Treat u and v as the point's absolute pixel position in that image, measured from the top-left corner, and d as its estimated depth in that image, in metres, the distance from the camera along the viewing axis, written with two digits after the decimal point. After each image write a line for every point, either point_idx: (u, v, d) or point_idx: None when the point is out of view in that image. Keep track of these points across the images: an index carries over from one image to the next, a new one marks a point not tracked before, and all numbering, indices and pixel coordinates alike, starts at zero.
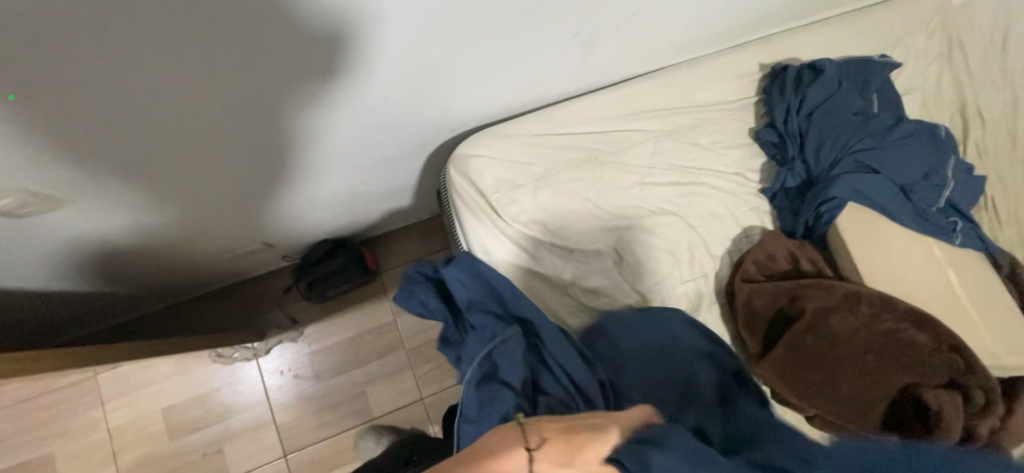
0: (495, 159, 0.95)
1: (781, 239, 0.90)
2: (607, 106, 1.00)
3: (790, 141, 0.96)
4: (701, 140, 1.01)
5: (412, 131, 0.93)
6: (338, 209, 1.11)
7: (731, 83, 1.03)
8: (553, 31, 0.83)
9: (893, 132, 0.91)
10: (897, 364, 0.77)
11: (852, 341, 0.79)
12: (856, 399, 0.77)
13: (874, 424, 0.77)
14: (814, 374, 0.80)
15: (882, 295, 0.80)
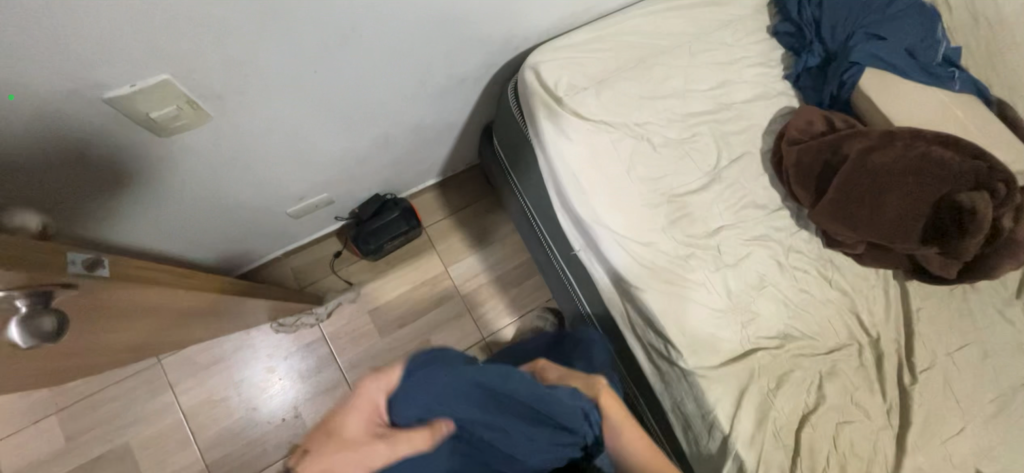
0: (559, 67, 1.03)
1: (814, 109, 1.06)
2: (646, 16, 1.11)
3: (806, 28, 1.11)
4: (729, 39, 1.15)
5: (478, 60, 1.05)
6: (397, 137, 1.16)
7: None
8: None
9: (892, 6, 1.07)
10: (932, 181, 0.92)
11: (893, 171, 0.94)
12: (899, 220, 0.94)
13: (915, 236, 0.94)
14: (862, 208, 0.96)
15: (911, 130, 0.95)
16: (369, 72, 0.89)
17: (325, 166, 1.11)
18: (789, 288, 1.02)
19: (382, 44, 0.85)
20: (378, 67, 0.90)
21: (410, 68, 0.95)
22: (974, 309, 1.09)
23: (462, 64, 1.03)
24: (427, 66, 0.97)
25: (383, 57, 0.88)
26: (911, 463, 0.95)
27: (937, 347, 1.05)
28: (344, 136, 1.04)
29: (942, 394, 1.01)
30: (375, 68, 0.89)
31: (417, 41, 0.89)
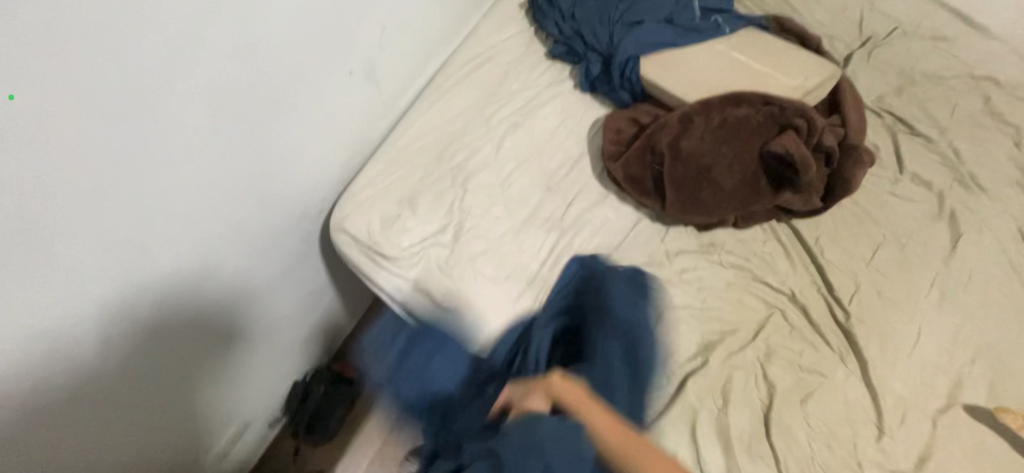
0: (363, 210, 0.99)
1: (617, 115, 1.03)
2: (427, 110, 1.08)
3: (573, 41, 1.10)
4: (515, 84, 1.12)
5: (283, 225, 0.95)
6: (281, 264, 0.99)
7: (507, 34, 1.17)
8: (327, 68, 0.89)
9: None
10: (746, 140, 0.90)
11: (707, 148, 0.91)
12: (742, 187, 0.91)
13: (766, 194, 0.91)
14: (705, 192, 0.91)
15: (701, 102, 0.93)
16: (217, 125, 0.75)
17: (202, 303, 0.86)
18: (688, 294, 0.96)
19: (233, 83, 0.75)
20: (227, 117, 0.76)
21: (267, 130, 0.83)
22: (868, 208, 1.06)
23: (325, 151, 0.97)
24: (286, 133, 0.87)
25: (232, 107, 0.76)
26: (891, 399, 0.89)
27: (854, 266, 1.00)
28: (226, 244, 0.85)
29: (883, 310, 0.96)
30: (223, 120, 0.76)
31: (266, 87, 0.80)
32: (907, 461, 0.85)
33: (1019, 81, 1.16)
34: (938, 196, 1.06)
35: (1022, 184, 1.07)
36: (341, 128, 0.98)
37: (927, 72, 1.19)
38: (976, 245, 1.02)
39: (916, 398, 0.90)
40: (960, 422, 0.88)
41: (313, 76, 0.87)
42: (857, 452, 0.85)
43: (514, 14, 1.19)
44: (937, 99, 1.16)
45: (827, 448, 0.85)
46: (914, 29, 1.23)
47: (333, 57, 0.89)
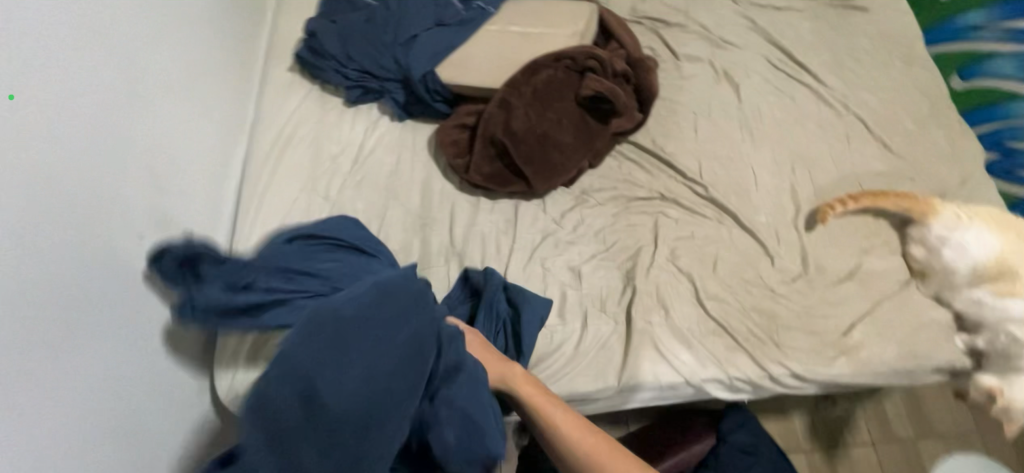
0: (251, 356, 0.87)
1: (444, 125, 1.03)
2: (257, 221, 0.97)
3: (364, 80, 1.06)
4: (333, 148, 1.06)
5: (134, 396, 0.73)
6: (151, 444, 0.75)
7: (295, 103, 1.09)
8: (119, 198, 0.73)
9: (392, 7, 1.06)
10: (560, 97, 0.98)
11: (534, 118, 0.97)
12: (579, 136, 0.98)
13: (600, 131, 0.99)
14: (554, 155, 0.97)
15: (507, 83, 0.98)
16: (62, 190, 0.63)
17: None
18: (589, 242, 1.03)
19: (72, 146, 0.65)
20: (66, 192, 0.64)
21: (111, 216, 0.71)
22: (672, 97, 1.23)
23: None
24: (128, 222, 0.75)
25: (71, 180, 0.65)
26: (765, 230, 1.07)
27: (689, 146, 1.16)
28: (81, 432, 0.63)
29: (724, 168, 1.14)
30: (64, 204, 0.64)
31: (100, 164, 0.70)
32: (798, 266, 1.04)
33: None
34: (709, 63, 1.28)
35: (752, 28, 1.35)
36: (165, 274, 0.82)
37: None
38: (751, 87, 1.26)
39: (779, 218, 1.09)
40: (811, 218, 1.10)
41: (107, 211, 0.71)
42: (767, 282, 1.01)
43: (291, 80, 1.12)
44: None
45: (748, 293, 1.00)
46: None
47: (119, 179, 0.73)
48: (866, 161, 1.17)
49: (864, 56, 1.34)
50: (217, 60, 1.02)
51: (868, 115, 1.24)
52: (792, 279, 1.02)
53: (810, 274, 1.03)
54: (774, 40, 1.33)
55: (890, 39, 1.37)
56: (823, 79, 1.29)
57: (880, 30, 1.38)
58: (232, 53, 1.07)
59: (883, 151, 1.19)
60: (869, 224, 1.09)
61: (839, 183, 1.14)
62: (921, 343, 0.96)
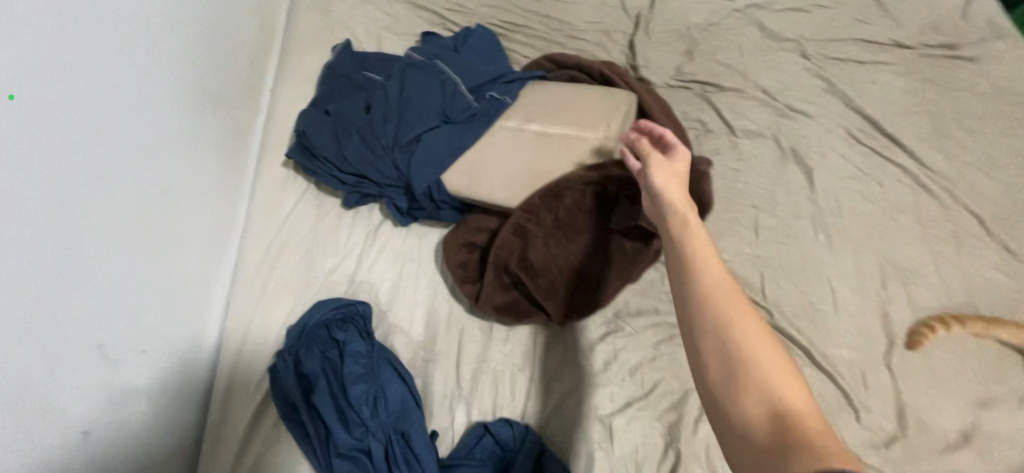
0: None
1: (451, 241, 0.88)
2: (241, 358, 0.88)
3: (363, 183, 0.92)
4: (327, 261, 0.93)
5: None
6: None
7: (289, 208, 0.98)
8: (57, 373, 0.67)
9: (392, 95, 0.89)
10: (590, 220, 0.81)
11: (557, 247, 0.81)
12: (612, 265, 0.82)
13: (640, 260, 0.81)
14: (580, 289, 0.82)
15: (525, 203, 0.80)
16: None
17: None
18: (624, 384, 0.85)
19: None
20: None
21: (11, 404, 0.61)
22: (727, 186, 1.01)
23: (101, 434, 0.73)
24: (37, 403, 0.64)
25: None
26: (847, 370, 0.86)
27: (747, 252, 0.95)
28: None
29: (793, 283, 0.93)
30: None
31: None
32: (891, 422, 0.82)
33: None
34: (773, 139, 1.05)
35: (828, 89, 1.10)
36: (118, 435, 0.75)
37: (701, 22, 1.17)
38: (827, 169, 1.02)
39: (865, 352, 0.87)
40: (908, 353, 0.87)
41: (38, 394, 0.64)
42: (850, 444, 0.81)
43: (285, 181, 1.01)
44: (723, 44, 1.14)
45: None
46: None
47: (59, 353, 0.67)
48: (980, 273, 0.93)
49: (978, 121, 1.06)
50: (207, 170, 0.93)
51: (982, 206, 0.98)
52: (884, 441, 0.81)
53: (908, 434, 0.81)
54: (857, 104, 1.07)
55: (1015, 98, 1.08)
56: (922, 157, 1.03)
57: (1001, 86, 1.09)
58: (225, 157, 0.98)
59: (1005, 257, 0.94)
60: (988, 363, 0.85)
61: (944, 303, 0.91)
62: None
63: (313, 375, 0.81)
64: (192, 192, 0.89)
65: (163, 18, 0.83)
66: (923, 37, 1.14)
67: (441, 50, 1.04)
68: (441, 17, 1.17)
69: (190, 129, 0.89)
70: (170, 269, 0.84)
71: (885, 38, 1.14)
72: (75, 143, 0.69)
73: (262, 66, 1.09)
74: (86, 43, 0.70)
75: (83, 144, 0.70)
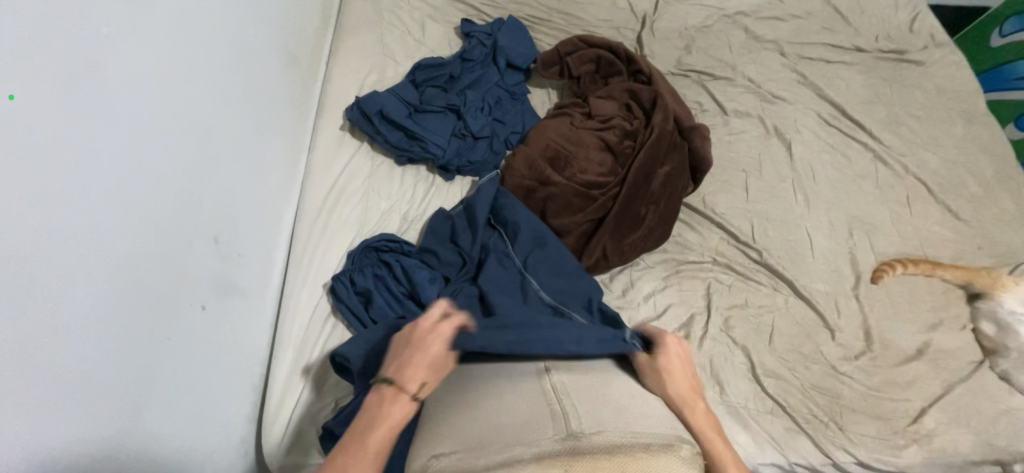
0: (273, 400, 0.84)
1: (509, 185, 1.00)
2: (305, 274, 0.94)
3: (414, 149, 1.07)
4: (381, 201, 1.04)
5: (197, 447, 0.72)
6: None
7: (343, 152, 1.09)
8: (196, 245, 0.72)
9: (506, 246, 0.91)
10: (637, 179, 0.98)
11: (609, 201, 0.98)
12: (647, 219, 0.99)
13: (668, 216, 1.00)
14: (628, 236, 0.97)
15: (579, 176, 0.99)
16: (115, 258, 0.58)
17: None
18: (640, 309, 0.99)
19: (133, 201, 0.60)
20: (122, 251, 0.59)
21: (168, 281, 0.66)
22: (721, 155, 1.20)
23: (218, 319, 0.77)
24: (184, 285, 0.70)
25: (136, 234, 0.61)
26: (824, 300, 1.02)
27: (739, 207, 1.13)
28: None
29: (778, 231, 1.10)
30: (124, 265, 0.59)
31: (163, 224, 0.66)
32: (860, 341, 0.99)
33: (755, 7, 1.42)
34: (759, 119, 1.25)
35: (802, 81, 1.31)
36: (231, 322, 0.81)
37: (696, 25, 1.38)
38: (804, 144, 1.21)
39: (838, 287, 1.04)
40: (873, 288, 1.04)
41: (185, 258, 0.70)
42: (828, 357, 0.97)
43: (341, 136, 1.11)
44: (715, 42, 1.35)
45: (809, 370, 0.95)
46: None
47: (198, 226, 0.73)
48: (929, 228, 1.12)
49: (922, 111, 1.28)
50: (284, 105, 1.02)
51: (929, 176, 1.19)
52: (855, 356, 0.97)
53: (874, 349, 0.98)
54: (826, 93, 1.29)
55: (951, 94, 1.31)
56: (880, 137, 1.24)
57: (938, 84, 1.33)
58: (294, 101, 1.07)
59: (946, 216, 1.14)
60: (936, 296, 1.04)
61: (900, 250, 1.09)
62: (1000, 433, 0.91)
63: (369, 289, 0.89)
64: (271, 113, 0.97)
65: None
66: (877, 44, 1.38)
67: (479, 36, 1.21)
68: (476, 9, 1.35)
69: (275, 57, 0.98)
70: (259, 188, 0.91)
71: (847, 43, 1.37)
72: (214, 43, 0.77)
73: (320, 37, 1.23)
74: None
75: (219, 58, 0.78)
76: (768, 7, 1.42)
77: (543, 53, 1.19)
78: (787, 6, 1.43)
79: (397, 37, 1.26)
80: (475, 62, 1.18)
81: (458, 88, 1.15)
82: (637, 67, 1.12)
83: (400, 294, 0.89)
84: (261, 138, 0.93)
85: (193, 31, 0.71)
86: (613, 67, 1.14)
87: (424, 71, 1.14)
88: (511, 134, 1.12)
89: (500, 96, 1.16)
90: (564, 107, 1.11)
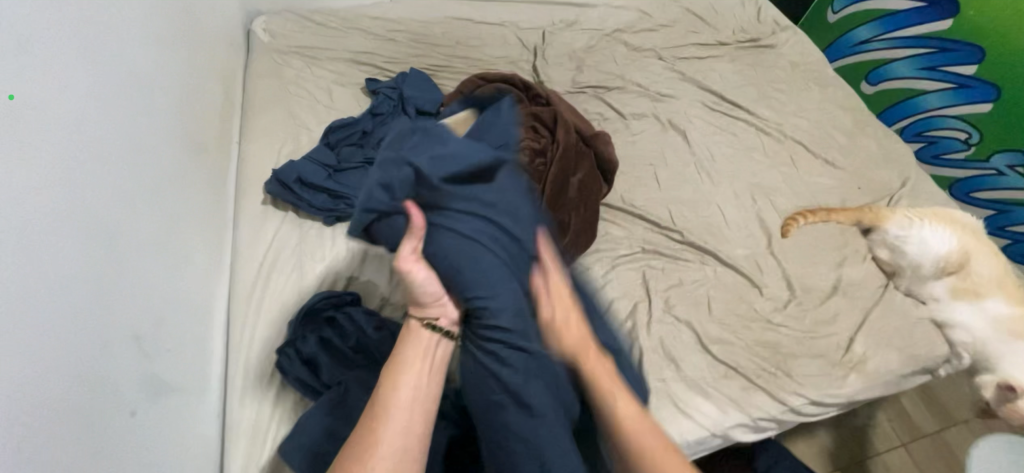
0: None
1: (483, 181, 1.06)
2: (247, 358, 0.93)
3: (339, 207, 1.09)
4: (317, 265, 1.04)
5: None
6: None
7: (271, 226, 1.09)
8: (115, 350, 0.69)
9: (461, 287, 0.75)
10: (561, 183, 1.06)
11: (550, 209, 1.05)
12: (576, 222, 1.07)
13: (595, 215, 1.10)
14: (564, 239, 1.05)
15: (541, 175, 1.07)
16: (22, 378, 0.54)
17: None
18: None
19: (41, 312, 0.58)
20: (32, 371, 0.55)
21: (86, 392, 0.63)
22: (630, 154, 1.30)
23: (148, 425, 0.74)
24: (105, 395, 0.66)
25: (45, 351, 0.58)
26: (746, 263, 1.12)
27: (655, 196, 1.23)
28: None
29: (693, 211, 1.20)
30: (33, 385, 0.55)
31: (75, 335, 0.62)
32: (785, 291, 1.08)
33: (628, 23, 1.60)
34: (654, 117, 1.38)
35: (683, 78, 1.47)
36: (161, 423, 0.77)
37: (582, 47, 1.53)
38: (697, 131, 1.35)
39: (755, 249, 1.15)
40: (783, 242, 1.15)
41: (101, 367, 0.66)
42: (762, 312, 1.05)
43: (264, 211, 1.11)
44: (602, 59, 1.50)
45: (748, 329, 1.03)
46: (555, 26, 1.58)
47: (114, 330, 0.70)
48: (816, 180, 1.27)
49: (785, 84, 1.48)
50: (197, 192, 1.02)
51: (805, 137, 1.36)
52: (784, 306, 1.06)
53: (798, 296, 1.07)
54: (705, 84, 1.46)
55: (803, 66, 1.52)
56: (758, 112, 1.40)
57: (791, 59, 1.54)
58: (208, 186, 1.07)
59: (827, 167, 1.30)
60: (835, 238, 1.16)
61: (798, 205, 1.22)
62: (919, 344, 1.01)
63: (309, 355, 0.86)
64: (185, 202, 0.96)
65: (158, 57, 0.95)
66: (735, 36, 1.59)
67: (385, 93, 1.28)
68: (379, 68, 1.42)
69: (182, 149, 0.99)
70: (179, 278, 0.89)
71: (711, 40, 1.57)
72: (116, 145, 0.76)
73: (226, 119, 1.24)
74: (116, 60, 0.80)
75: (121, 159, 0.77)
76: (640, 22, 1.61)
77: (448, 96, 1.28)
78: (655, 18, 1.62)
79: (306, 106, 1.30)
80: (385, 115, 1.24)
81: (373, 141, 1.19)
82: (534, 92, 1.23)
83: (343, 350, 0.86)
84: (178, 229, 0.92)
85: (93, 136, 0.71)
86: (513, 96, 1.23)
87: (335, 134, 1.19)
88: None
89: None
90: None
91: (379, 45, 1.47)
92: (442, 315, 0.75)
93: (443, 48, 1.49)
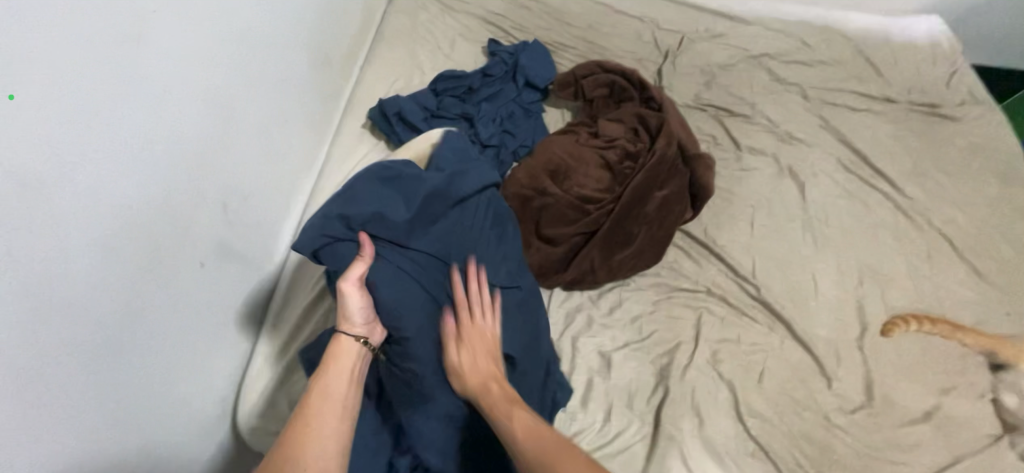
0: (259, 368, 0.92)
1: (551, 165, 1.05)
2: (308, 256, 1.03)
3: None
4: None
5: (173, 382, 0.78)
6: (174, 427, 0.79)
7: (363, 149, 1.17)
8: (204, 202, 0.79)
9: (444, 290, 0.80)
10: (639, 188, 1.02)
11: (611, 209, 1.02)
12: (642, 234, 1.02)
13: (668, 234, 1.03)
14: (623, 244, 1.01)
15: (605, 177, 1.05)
16: (113, 201, 0.63)
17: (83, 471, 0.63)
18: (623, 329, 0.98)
19: (155, 147, 0.68)
20: (135, 190, 0.66)
21: (173, 226, 0.73)
22: (731, 188, 1.18)
23: (215, 277, 0.84)
24: (186, 236, 0.76)
25: (151, 179, 0.68)
26: (823, 346, 0.97)
27: (742, 240, 1.10)
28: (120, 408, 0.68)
29: (780, 270, 1.06)
30: (131, 202, 0.65)
31: (178, 176, 0.73)
32: (860, 394, 0.92)
33: (781, 50, 1.43)
34: (773, 157, 1.23)
35: (824, 125, 1.29)
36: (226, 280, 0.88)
37: (719, 63, 1.40)
38: (819, 187, 1.18)
39: (841, 335, 0.99)
40: (880, 340, 0.98)
41: (190, 211, 0.76)
42: (822, 406, 0.91)
43: (362, 134, 1.19)
44: (736, 81, 1.36)
45: (798, 417, 0.90)
46: (697, 33, 1.46)
47: (209, 185, 0.80)
48: (949, 285, 1.05)
49: (952, 165, 1.23)
50: (313, 99, 1.12)
51: (954, 233, 1.12)
52: (852, 409, 0.91)
53: (874, 405, 0.91)
54: (848, 139, 1.26)
55: (985, 151, 1.25)
56: (903, 188, 1.19)
57: (972, 139, 1.27)
58: (323, 96, 1.17)
59: (971, 275, 1.07)
60: (949, 358, 0.96)
61: (915, 306, 1.02)
62: None
63: None
64: (301, 104, 1.07)
65: None
66: (908, 96, 1.34)
67: (502, 55, 1.28)
68: (506, 32, 1.43)
69: (312, 57, 1.09)
70: (276, 165, 1.00)
71: (875, 92, 1.35)
72: (254, 32, 0.87)
73: (358, 43, 1.34)
74: None
75: (254, 45, 0.87)
76: (796, 51, 1.43)
77: (561, 75, 1.25)
78: (815, 52, 1.42)
79: (429, 50, 1.36)
80: (495, 77, 1.25)
81: (475, 99, 1.22)
82: (649, 93, 1.15)
83: None
84: (288, 123, 1.02)
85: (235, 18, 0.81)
86: (625, 92, 1.18)
87: (444, 82, 1.22)
88: (519, 146, 1.16)
89: (514, 111, 1.22)
90: (574, 125, 1.16)
91: (514, 9, 1.48)
92: (372, 335, 0.73)
93: (573, 28, 1.46)
